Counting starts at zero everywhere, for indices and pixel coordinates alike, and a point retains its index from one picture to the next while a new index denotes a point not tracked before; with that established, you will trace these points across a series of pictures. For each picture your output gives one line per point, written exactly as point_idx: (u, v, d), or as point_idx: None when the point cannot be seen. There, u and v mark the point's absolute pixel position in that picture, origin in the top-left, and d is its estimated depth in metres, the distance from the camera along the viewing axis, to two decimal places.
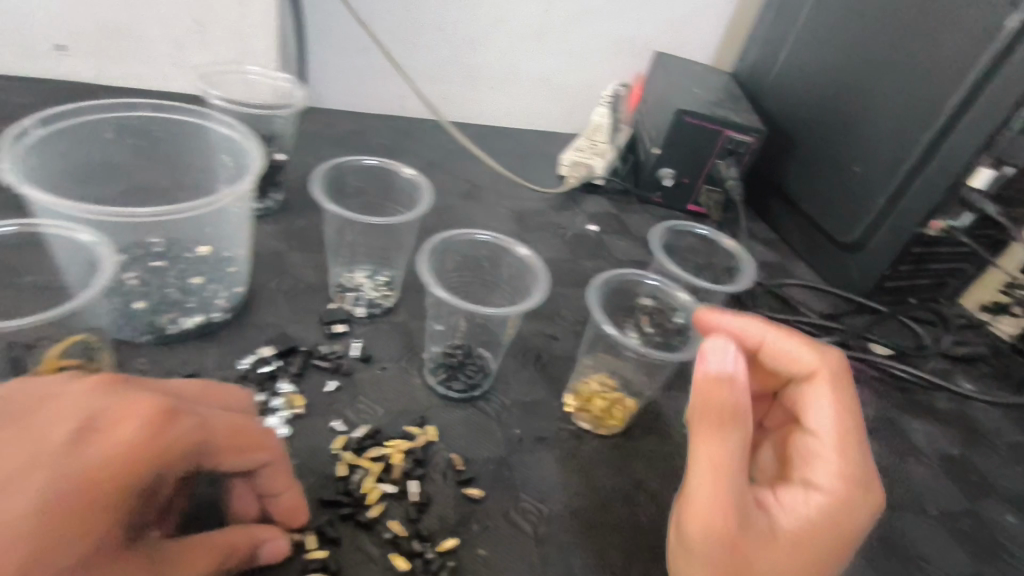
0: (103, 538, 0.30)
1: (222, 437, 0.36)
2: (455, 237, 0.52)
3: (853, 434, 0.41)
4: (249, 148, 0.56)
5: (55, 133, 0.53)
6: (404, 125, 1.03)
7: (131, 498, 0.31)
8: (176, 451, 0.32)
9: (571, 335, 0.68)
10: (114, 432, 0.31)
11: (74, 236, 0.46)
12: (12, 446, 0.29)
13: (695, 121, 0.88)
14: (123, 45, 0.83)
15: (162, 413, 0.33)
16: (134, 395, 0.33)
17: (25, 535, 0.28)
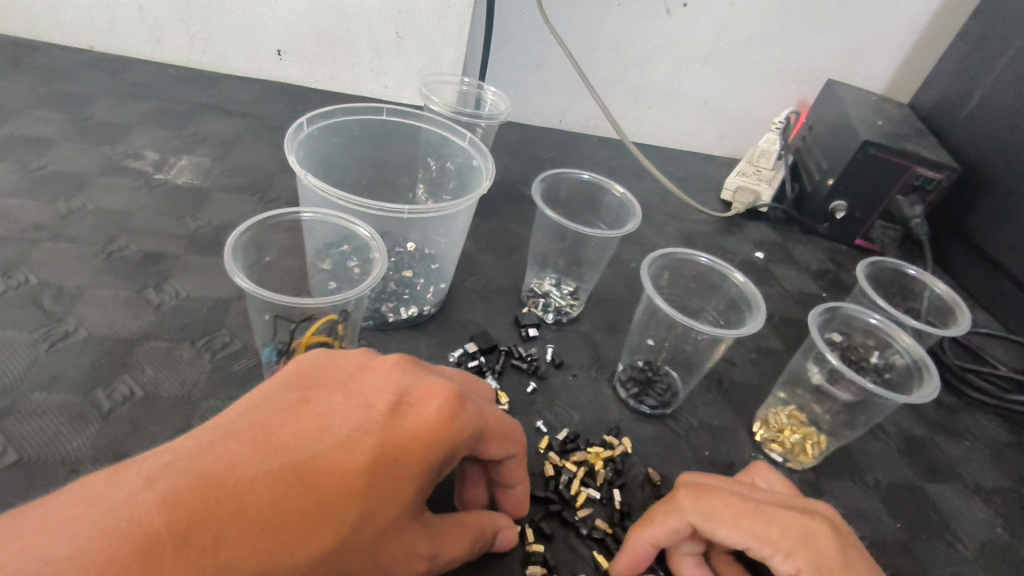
0: (408, 503, 0.33)
1: (492, 425, 0.38)
2: (676, 255, 0.54)
3: (815, 541, 0.36)
4: (482, 164, 0.60)
5: (323, 128, 0.59)
6: (567, 139, 1.06)
7: (429, 471, 0.34)
8: (466, 434, 0.35)
9: (750, 362, 0.67)
10: (423, 408, 0.34)
11: (353, 228, 0.51)
12: (345, 409, 0.33)
13: (880, 154, 0.84)
14: (333, 52, 0.91)
15: (456, 397, 0.35)
16: (429, 377, 0.36)
17: (358, 490, 0.31)
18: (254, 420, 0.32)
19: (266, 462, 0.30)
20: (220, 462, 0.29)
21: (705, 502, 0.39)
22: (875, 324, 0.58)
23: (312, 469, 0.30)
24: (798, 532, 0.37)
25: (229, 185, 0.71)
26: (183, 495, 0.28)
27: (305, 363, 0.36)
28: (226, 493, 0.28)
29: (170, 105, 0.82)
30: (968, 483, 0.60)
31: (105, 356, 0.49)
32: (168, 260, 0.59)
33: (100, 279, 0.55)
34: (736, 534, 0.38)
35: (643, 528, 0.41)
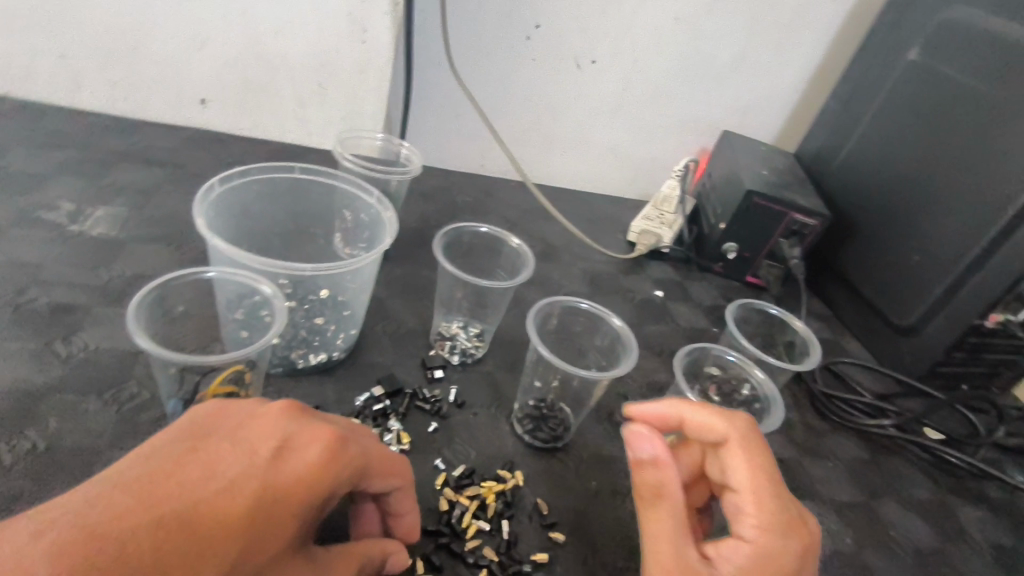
0: (288, 539, 0.37)
1: (374, 462, 0.43)
2: (559, 302, 0.60)
3: (794, 519, 0.43)
4: (388, 222, 0.65)
5: (231, 189, 0.62)
6: (488, 183, 1.13)
7: (309, 507, 0.38)
8: (345, 472, 0.40)
9: (640, 396, 0.73)
10: (303, 452, 0.39)
11: (257, 287, 0.55)
12: (230, 457, 0.37)
13: (763, 201, 0.94)
14: (257, 101, 0.95)
15: (337, 439, 0.40)
16: (313, 421, 0.41)
17: (240, 529, 0.35)
18: (141, 472, 0.35)
19: (148, 512, 0.33)
20: (105, 513, 0.32)
21: (748, 439, 0.46)
22: (733, 361, 0.65)
23: (194, 515, 0.34)
24: (791, 524, 0.43)
25: (145, 236, 0.73)
26: (64, 548, 0.31)
27: (196, 414, 0.40)
28: (112, 540, 0.31)
29: (88, 153, 0.84)
30: (825, 499, 0.68)
31: (11, 410, 0.51)
32: (79, 312, 0.61)
33: (6, 333, 0.57)
34: (744, 468, 0.45)
35: (697, 403, 0.49)
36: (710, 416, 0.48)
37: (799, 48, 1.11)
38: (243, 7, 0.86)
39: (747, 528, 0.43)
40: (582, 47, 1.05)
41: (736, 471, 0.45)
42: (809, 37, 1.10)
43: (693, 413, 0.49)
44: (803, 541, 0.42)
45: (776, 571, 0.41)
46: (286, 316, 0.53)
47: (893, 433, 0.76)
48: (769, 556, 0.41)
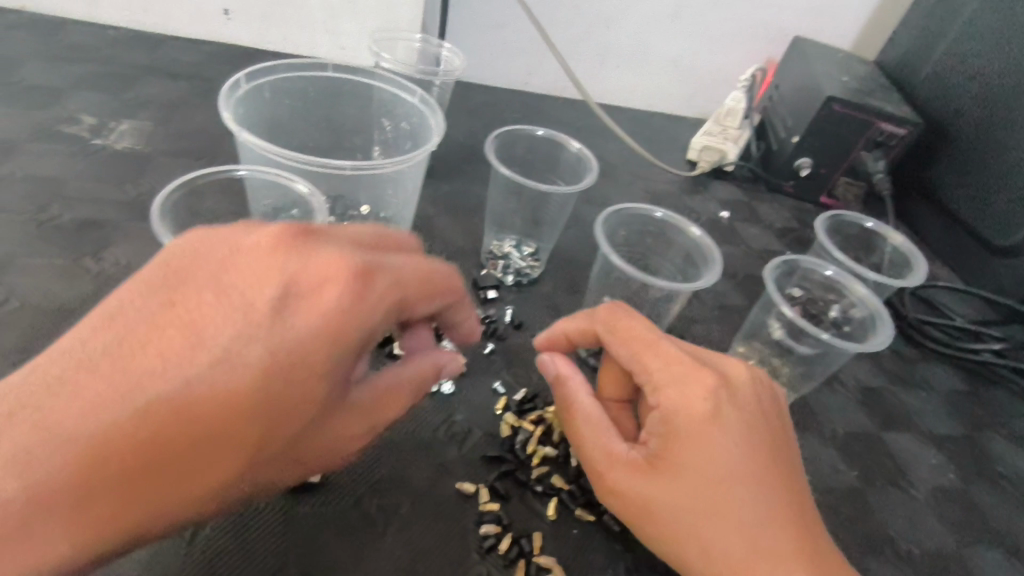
0: (319, 402, 0.31)
1: (408, 290, 0.36)
2: (631, 209, 0.53)
3: (690, 371, 0.40)
4: (433, 122, 0.58)
5: (259, 86, 0.56)
6: (532, 100, 1.04)
7: (335, 359, 0.31)
8: (372, 313, 0.33)
9: (712, 320, 0.67)
10: (309, 301, 0.31)
11: (292, 186, 0.49)
12: (218, 314, 0.30)
13: (845, 109, 0.84)
14: (284, 11, 0.88)
15: (353, 274, 0.32)
16: (315, 253, 0.33)
17: (249, 404, 0.29)
18: (111, 347, 0.29)
19: (122, 403, 0.27)
20: (76, 409, 0.27)
21: (614, 322, 0.44)
22: (831, 276, 0.57)
23: (186, 400, 0.28)
24: (686, 372, 0.40)
25: (173, 150, 0.67)
26: (48, 451, 0.27)
27: (172, 252, 0.32)
28: (88, 446, 0.27)
29: (109, 67, 0.78)
30: (923, 431, 0.61)
31: (40, 325, 0.47)
32: (107, 226, 0.56)
33: (32, 247, 0.53)
34: (625, 352, 0.43)
35: (576, 316, 0.47)
36: (577, 320, 0.47)
37: None
38: None
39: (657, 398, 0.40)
40: None
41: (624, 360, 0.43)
42: None
43: (579, 323, 0.47)
44: (713, 384, 0.39)
45: (695, 422, 0.38)
46: (325, 216, 0.47)
47: (997, 360, 0.68)
48: (685, 412, 0.39)
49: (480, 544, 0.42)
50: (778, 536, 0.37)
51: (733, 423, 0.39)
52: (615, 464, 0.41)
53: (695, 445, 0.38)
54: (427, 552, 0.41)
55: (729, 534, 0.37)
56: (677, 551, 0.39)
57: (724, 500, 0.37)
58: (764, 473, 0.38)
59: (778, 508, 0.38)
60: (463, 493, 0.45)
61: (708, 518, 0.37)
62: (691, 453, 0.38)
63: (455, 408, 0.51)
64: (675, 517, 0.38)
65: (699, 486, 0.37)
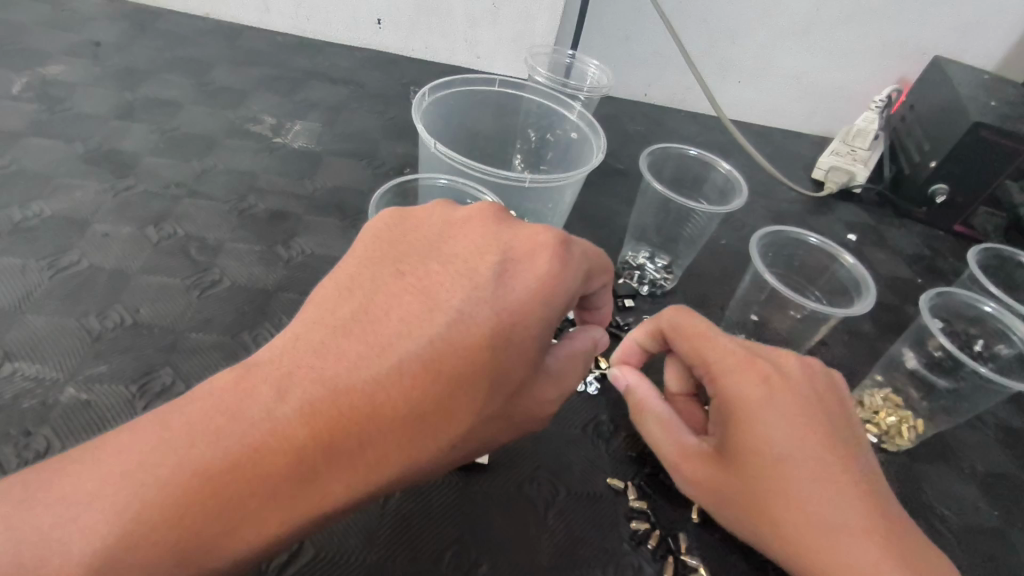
0: (531, 361, 0.34)
1: (596, 262, 0.38)
2: (788, 232, 0.54)
3: (741, 362, 0.41)
4: (594, 142, 0.62)
5: (438, 101, 0.61)
6: (653, 112, 1.06)
7: (546, 324, 0.33)
8: (575, 279, 0.35)
9: (843, 344, 0.67)
10: (531, 266, 0.34)
11: (481, 197, 0.54)
12: (447, 280, 0.33)
13: (994, 137, 0.81)
14: (430, 22, 0.94)
15: (557, 242, 0.35)
16: (515, 228, 0.36)
17: (481, 360, 0.31)
18: (356, 313, 0.32)
19: (381, 359, 0.30)
20: (338, 364, 0.30)
21: (677, 328, 0.45)
22: (989, 311, 0.56)
23: (432, 357, 0.31)
24: (741, 363, 0.41)
25: (340, 150, 0.74)
26: (312, 406, 0.29)
27: (386, 236, 0.36)
28: (355, 397, 0.29)
29: (279, 71, 0.87)
30: None
31: (247, 304, 0.54)
32: (292, 219, 0.64)
33: (235, 234, 0.60)
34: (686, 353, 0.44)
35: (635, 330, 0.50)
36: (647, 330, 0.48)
37: None
38: None
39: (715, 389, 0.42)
40: None
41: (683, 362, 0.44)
42: None
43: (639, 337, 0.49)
44: (766, 373, 0.40)
45: (749, 407, 0.39)
46: None
47: None
48: (738, 401, 0.40)
49: (631, 536, 0.46)
50: (850, 513, 0.37)
51: (793, 411, 0.39)
52: (689, 456, 0.43)
53: (749, 431, 0.39)
54: (584, 538, 0.45)
55: (803, 516, 0.38)
56: (761, 534, 0.40)
57: (792, 486, 0.38)
58: (827, 452, 0.38)
59: (844, 483, 0.38)
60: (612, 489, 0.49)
61: (785, 506, 0.38)
62: (749, 433, 0.39)
63: (601, 408, 0.54)
64: (754, 507, 0.40)
65: (766, 472, 0.39)
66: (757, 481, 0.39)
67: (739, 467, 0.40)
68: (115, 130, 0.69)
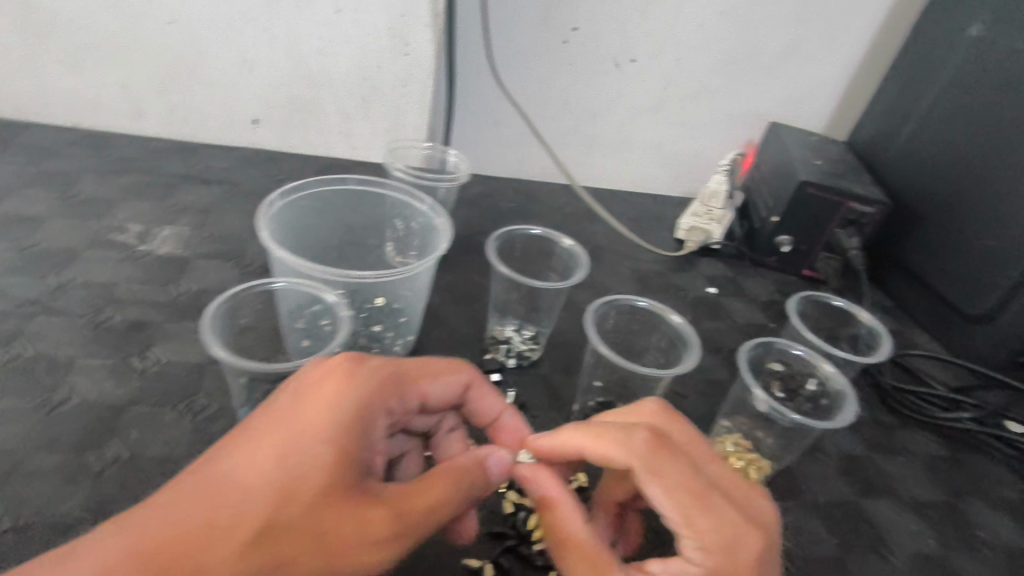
0: (339, 473, 0.36)
1: (404, 371, 0.44)
2: (619, 300, 0.59)
3: (733, 533, 0.39)
4: (440, 231, 0.66)
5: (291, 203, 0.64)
6: (530, 187, 1.13)
7: (351, 431, 0.38)
8: (369, 393, 0.40)
9: (701, 395, 0.72)
10: (318, 388, 0.39)
11: (323, 296, 0.58)
12: (254, 418, 0.38)
13: (818, 192, 0.91)
14: (308, 119, 0.99)
15: (351, 363, 0.41)
16: (325, 362, 0.42)
17: (282, 480, 0.35)
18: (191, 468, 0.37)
19: (191, 494, 0.34)
20: (152, 509, 0.34)
21: (660, 462, 0.40)
22: (801, 355, 0.63)
23: (233, 482, 0.34)
24: (738, 532, 0.39)
25: (208, 252, 0.75)
26: (126, 550, 0.32)
27: None
28: (162, 529, 0.33)
29: (151, 177, 0.88)
30: (904, 498, 0.65)
31: (94, 422, 0.53)
32: (150, 327, 0.63)
33: (88, 349, 0.60)
34: (665, 500, 0.40)
35: (587, 427, 0.45)
36: (603, 444, 0.43)
37: (846, 37, 1.09)
38: (292, 29, 0.90)
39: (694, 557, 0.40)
40: (623, 46, 1.05)
41: (658, 503, 0.40)
42: (858, 18, 1.07)
43: (584, 436, 0.45)
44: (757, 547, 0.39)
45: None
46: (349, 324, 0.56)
47: (973, 429, 0.72)
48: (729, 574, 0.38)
49: None
50: None
51: None
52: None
53: None
54: None
55: None
56: None
57: None
58: None
59: None
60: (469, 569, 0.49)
61: None
62: None
63: None
64: None
65: None
66: None
67: None
68: None
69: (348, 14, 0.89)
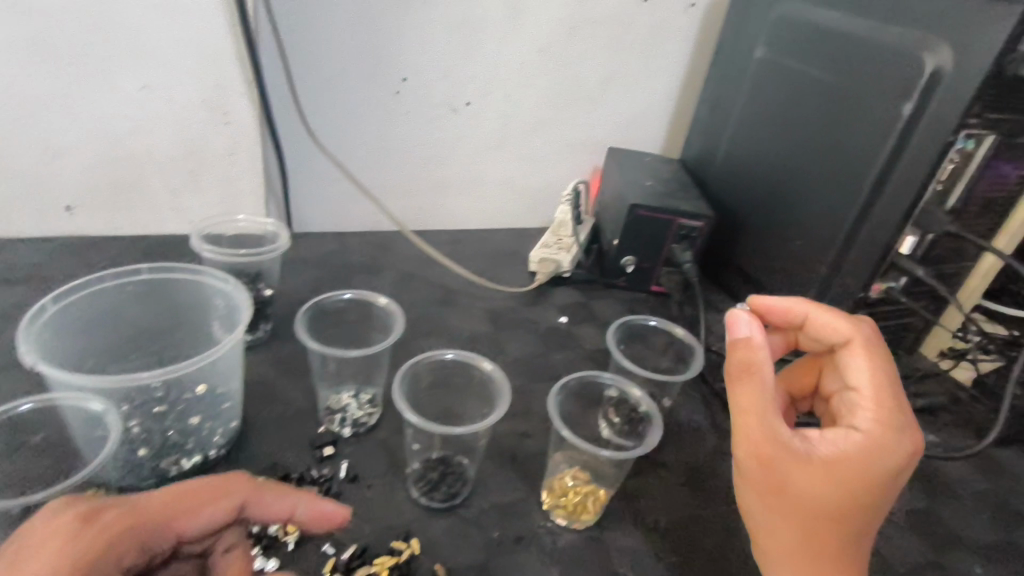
0: None
1: (154, 509, 0.44)
2: (427, 358, 0.58)
3: (904, 409, 0.54)
4: (237, 312, 0.61)
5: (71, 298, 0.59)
6: (385, 238, 1.12)
7: None
8: (93, 548, 0.41)
9: (546, 430, 0.73)
10: (39, 549, 0.39)
11: (87, 405, 0.54)
12: None
13: (649, 213, 0.96)
14: (128, 200, 0.94)
15: (79, 523, 0.41)
16: (75, 501, 0.43)
17: None
18: None
19: None
20: None
21: (763, 348, 0.56)
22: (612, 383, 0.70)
23: None
24: (848, 441, 0.51)
25: None
26: None
27: None
28: None
29: None
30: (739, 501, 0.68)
31: None
32: None
33: None
34: (767, 376, 0.54)
35: (824, 307, 0.61)
36: (756, 332, 0.57)
37: (663, 62, 1.16)
38: (97, 113, 0.86)
39: (863, 419, 0.53)
40: (454, 91, 1.07)
41: (768, 379, 0.54)
42: (670, 45, 1.14)
43: (749, 347, 0.56)
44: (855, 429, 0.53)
45: (877, 450, 0.51)
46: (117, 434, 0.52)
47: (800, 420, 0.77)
48: (888, 437, 0.51)
49: None
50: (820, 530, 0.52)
51: (878, 477, 0.50)
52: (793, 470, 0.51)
53: (887, 454, 0.50)
54: None
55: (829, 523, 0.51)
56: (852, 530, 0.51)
57: (859, 509, 0.50)
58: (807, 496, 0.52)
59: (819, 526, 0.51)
60: None
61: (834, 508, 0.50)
62: (846, 462, 0.50)
63: None
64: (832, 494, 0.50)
65: (827, 495, 0.50)
66: (805, 490, 0.50)
67: (791, 486, 0.50)
68: None
69: (156, 91, 0.86)
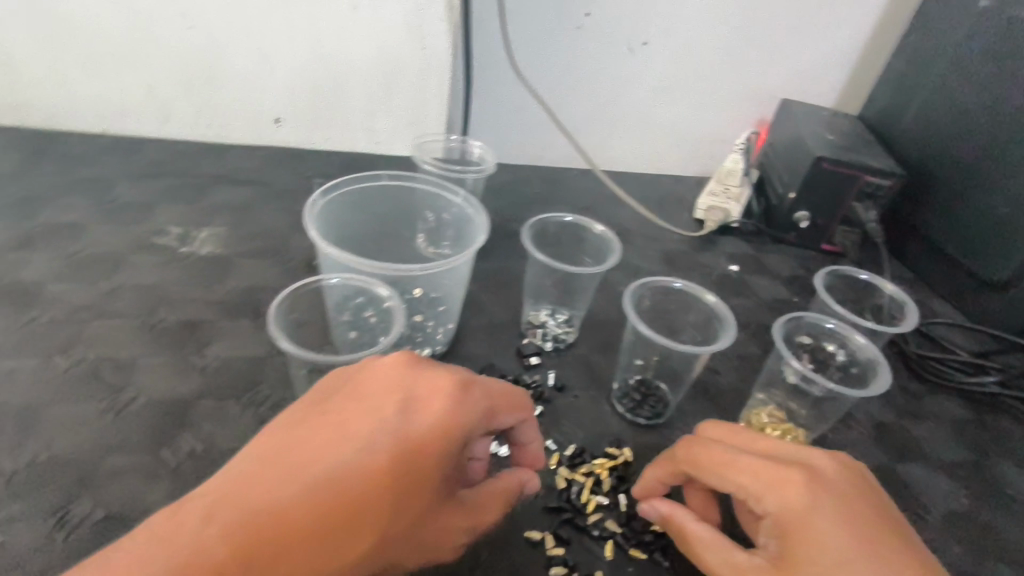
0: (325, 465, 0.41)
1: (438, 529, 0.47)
2: (652, 283, 0.62)
3: (815, 475, 0.44)
4: (478, 220, 0.68)
5: (343, 195, 0.67)
6: (550, 173, 1.15)
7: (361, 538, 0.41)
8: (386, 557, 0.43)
9: (733, 369, 0.75)
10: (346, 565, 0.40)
11: (374, 288, 0.61)
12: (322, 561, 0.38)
13: (834, 166, 0.93)
14: (329, 118, 1.00)
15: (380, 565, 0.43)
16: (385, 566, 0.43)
17: (346, 490, 0.39)
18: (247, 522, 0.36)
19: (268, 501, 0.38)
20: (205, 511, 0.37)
21: (661, 471, 0.52)
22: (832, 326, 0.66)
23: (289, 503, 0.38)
24: (772, 526, 0.44)
25: (248, 251, 0.78)
26: (231, 524, 0.36)
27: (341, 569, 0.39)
28: (279, 515, 0.37)
29: (184, 180, 0.90)
30: (934, 460, 0.68)
31: (163, 418, 0.56)
32: (205, 326, 0.66)
33: (148, 349, 0.62)
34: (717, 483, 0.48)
35: (758, 439, 0.49)
36: (649, 473, 0.53)
37: (854, 9, 1.10)
38: (311, 32, 0.90)
39: (761, 505, 0.44)
40: (635, 30, 1.05)
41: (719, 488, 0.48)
42: None
43: (664, 462, 0.52)
44: (770, 506, 0.44)
45: (792, 528, 0.42)
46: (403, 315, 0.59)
47: (997, 389, 0.75)
48: (799, 529, 0.42)
49: None
50: None
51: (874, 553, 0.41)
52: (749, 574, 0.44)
53: (819, 541, 0.41)
54: None
55: None
56: None
57: None
58: None
59: None
60: (530, 540, 0.53)
61: None
62: (794, 552, 0.42)
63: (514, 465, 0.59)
64: None
65: None
66: None
67: None
68: (17, 261, 0.70)
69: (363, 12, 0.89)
